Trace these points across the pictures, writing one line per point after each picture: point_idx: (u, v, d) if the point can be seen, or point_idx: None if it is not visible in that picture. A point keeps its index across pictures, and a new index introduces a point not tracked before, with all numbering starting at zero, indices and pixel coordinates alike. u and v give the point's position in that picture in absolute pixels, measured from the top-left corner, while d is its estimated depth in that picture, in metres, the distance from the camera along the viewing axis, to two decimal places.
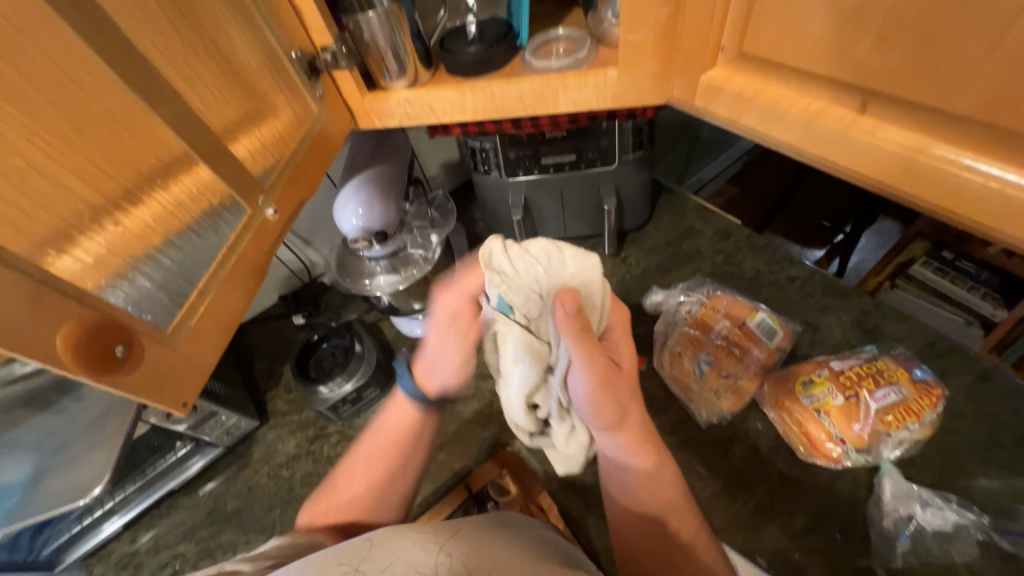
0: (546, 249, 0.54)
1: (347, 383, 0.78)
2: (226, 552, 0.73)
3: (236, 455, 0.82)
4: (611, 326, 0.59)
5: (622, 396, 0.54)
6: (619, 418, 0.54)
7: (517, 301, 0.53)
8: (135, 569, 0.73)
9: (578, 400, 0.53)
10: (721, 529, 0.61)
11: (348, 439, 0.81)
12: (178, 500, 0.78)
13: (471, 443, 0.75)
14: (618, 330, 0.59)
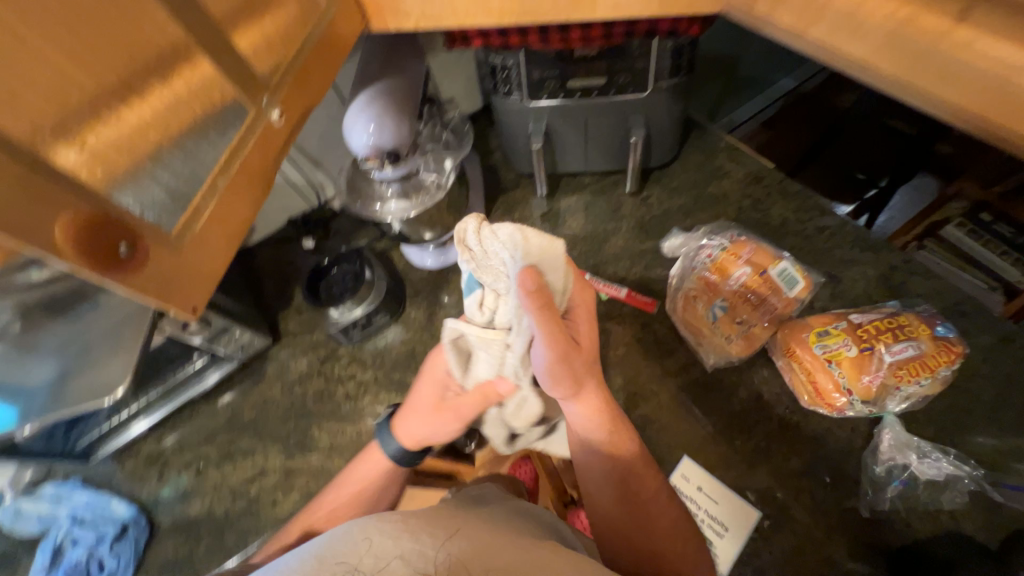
0: (510, 233, 0.46)
1: (358, 308, 0.79)
2: (245, 456, 0.78)
3: (251, 370, 0.85)
4: (574, 304, 0.57)
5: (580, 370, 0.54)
6: (577, 391, 0.54)
7: (484, 279, 0.49)
8: (163, 465, 0.79)
9: (538, 372, 0.53)
10: (715, 466, 0.63)
11: (358, 362, 0.83)
12: (199, 408, 0.83)
13: None
14: (582, 308, 0.57)
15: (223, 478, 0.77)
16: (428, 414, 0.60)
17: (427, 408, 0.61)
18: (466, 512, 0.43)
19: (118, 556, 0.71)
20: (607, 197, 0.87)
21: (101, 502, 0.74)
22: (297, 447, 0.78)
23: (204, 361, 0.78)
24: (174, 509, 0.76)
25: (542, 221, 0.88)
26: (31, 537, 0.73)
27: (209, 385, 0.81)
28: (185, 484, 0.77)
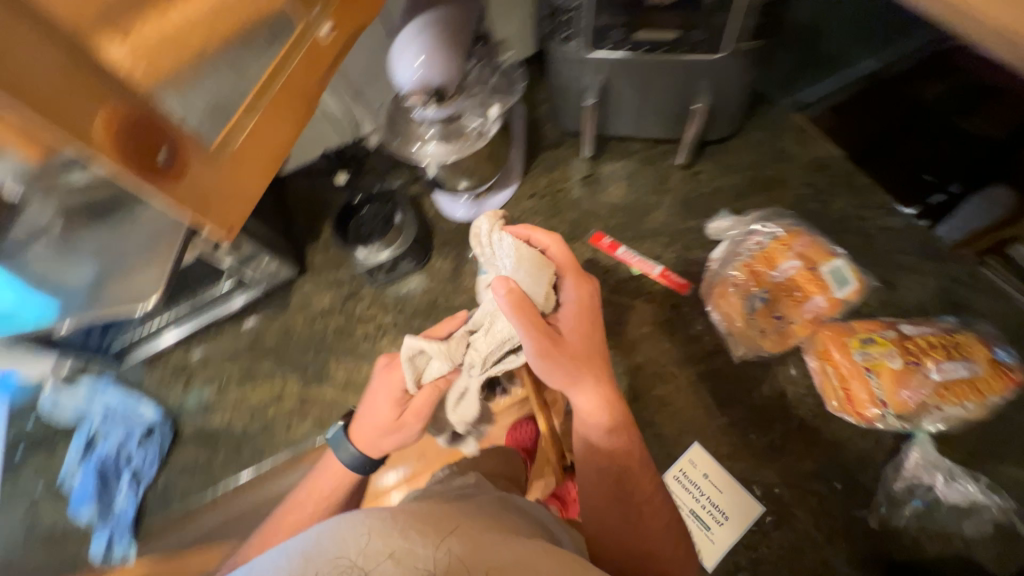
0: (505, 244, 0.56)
1: (385, 253, 0.78)
2: (264, 379, 0.81)
3: (276, 298, 0.86)
4: (564, 299, 0.56)
5: (569, 366, 0.54)
6: (570, 385, 0.54)
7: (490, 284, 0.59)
8: (189, 376, 0.82)
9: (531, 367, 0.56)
10: (725, 456, 0.62)
11: (379, 304, 0.84)
12: (224, 328, 0.85)
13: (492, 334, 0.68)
14: (578, 304, 0.56)
15: (243, 397, 0.80)
16: (385, 430, 0.57)
17: (381, 426, 0.57)
18: (452, 510, 0.42)
19: (145, 454, 0.76)
20: (655, 168, 0.82)
21: (130, 402, 0.79)
22: (314, 378, 0.80)
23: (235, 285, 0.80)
24: (197, 419, 0.80)
25: (581, 184, 0.84)
26: (68, 425, 0.79)
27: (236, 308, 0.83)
28: (208, 397, 0.81)
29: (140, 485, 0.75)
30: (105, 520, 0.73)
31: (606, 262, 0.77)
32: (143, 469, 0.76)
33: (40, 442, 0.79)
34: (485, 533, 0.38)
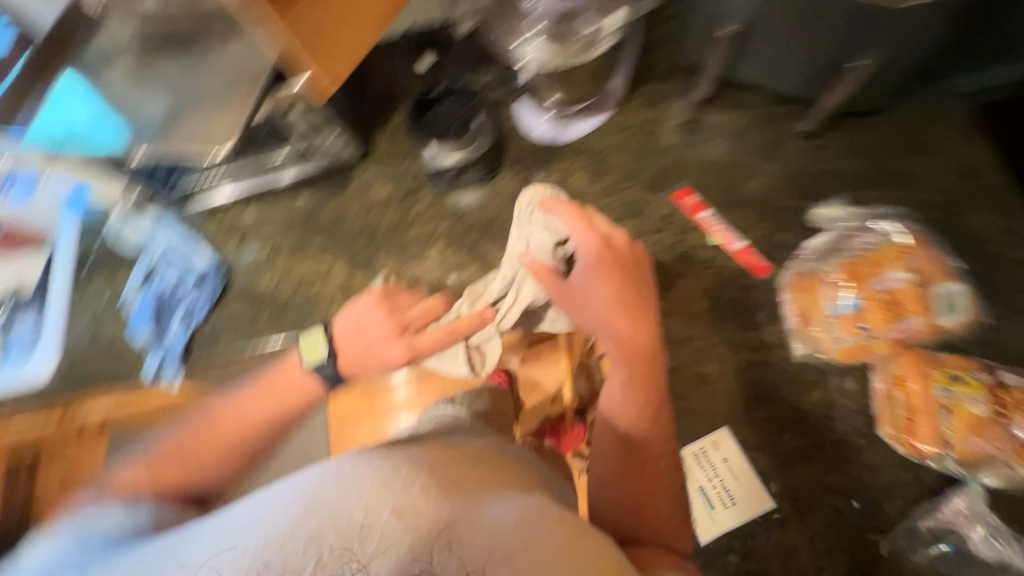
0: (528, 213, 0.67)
1: (451, 155, 0.75)
2: (314, 255, 0.82)
3: (335, 178, 0.84)
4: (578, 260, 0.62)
5: (594, 312, 0.60)
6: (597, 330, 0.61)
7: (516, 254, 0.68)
8: (242, 235, 0.84)
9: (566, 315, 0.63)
10: (751, 447, 0.61)
11: (435, 210, 0.81)
12: (282, 195, 0.85)
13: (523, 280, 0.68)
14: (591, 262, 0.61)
15: (293, 267, 0.82)
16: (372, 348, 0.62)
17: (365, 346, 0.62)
18: (451, 459, 0.45)
19: (196, 295, 0.80)
20: (769, 131, 0.72)
21: (188, 246, 0.83)
22: (360, 266, 0.81)
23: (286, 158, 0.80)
24: (248, 275, 0.82)
25: (680, 130, 0.76)
26: (131, 254, 0.84)
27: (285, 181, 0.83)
28: (260, 258, 0.83)
29: (189, 322, 0.79)
30: (158, 346, 0.79)
31: (684, 222, 0.71)
32: (195, 310, 0.80)
33: (106, 261, 0.85)
34: (480, 489, 0.41)
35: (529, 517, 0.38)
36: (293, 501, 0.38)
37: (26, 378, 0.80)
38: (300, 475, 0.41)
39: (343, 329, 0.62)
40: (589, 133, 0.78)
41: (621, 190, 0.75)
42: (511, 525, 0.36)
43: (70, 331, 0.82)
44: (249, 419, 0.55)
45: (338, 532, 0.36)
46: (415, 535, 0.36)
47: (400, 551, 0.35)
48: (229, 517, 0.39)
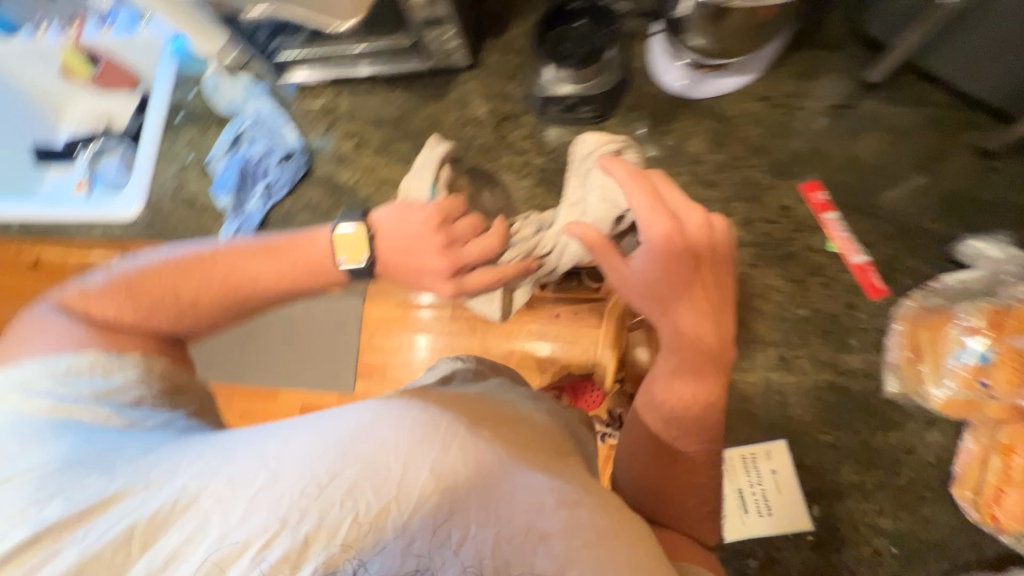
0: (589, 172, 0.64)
1: (568, 86, 0.68)
2: (398, 159, 0.78)
3: (435, 83, 0.79)
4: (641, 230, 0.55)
5: (657, 292, 0.53)
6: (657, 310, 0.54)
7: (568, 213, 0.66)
8: (332, 121, 0.81)
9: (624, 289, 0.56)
10: (808, 469, 0.58)
11: (533, 140, 0.74)
12: (377, 89, 0.81)
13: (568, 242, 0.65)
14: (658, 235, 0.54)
15: (375, 167, 0.78)
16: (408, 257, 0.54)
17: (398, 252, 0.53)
18: (481, 416, 0.45)
19: (278, 171, 0.78)
20: (936, 136, 0.64)
21: (277, 120, 0.81)
22: None
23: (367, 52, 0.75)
24: (327, 164, 0.79)
25: (827, 113, 0.67)
26: (223, 116, 0.85)
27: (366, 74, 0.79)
28: (342, 149, 0.80)
29: (269, 198, 0.78)
30: (237, 215, 0.79)
31: (805, 218, 0.64)
32: (274, 186, 0.78)
33: (198, 119, 0.86)
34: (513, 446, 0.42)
35: (564, 485, 0.39)
36: (330, 438, 0.38)
37: (117, 214, 0.85)
38: (334, 414, 0.41)
39: (382, 224, 0.54)
40: (728, 94, 0.69)
41: (743, 167, 0.67)
42: (551, 493, 0.37)
43: (158, 181, 0.85)
44: (246, 280, 0.51)
45: (378, 477, 0.36)
46: (457, 489, 0.36)
47: (442, 505, 0.36)
48: (260, 435, 0.39)
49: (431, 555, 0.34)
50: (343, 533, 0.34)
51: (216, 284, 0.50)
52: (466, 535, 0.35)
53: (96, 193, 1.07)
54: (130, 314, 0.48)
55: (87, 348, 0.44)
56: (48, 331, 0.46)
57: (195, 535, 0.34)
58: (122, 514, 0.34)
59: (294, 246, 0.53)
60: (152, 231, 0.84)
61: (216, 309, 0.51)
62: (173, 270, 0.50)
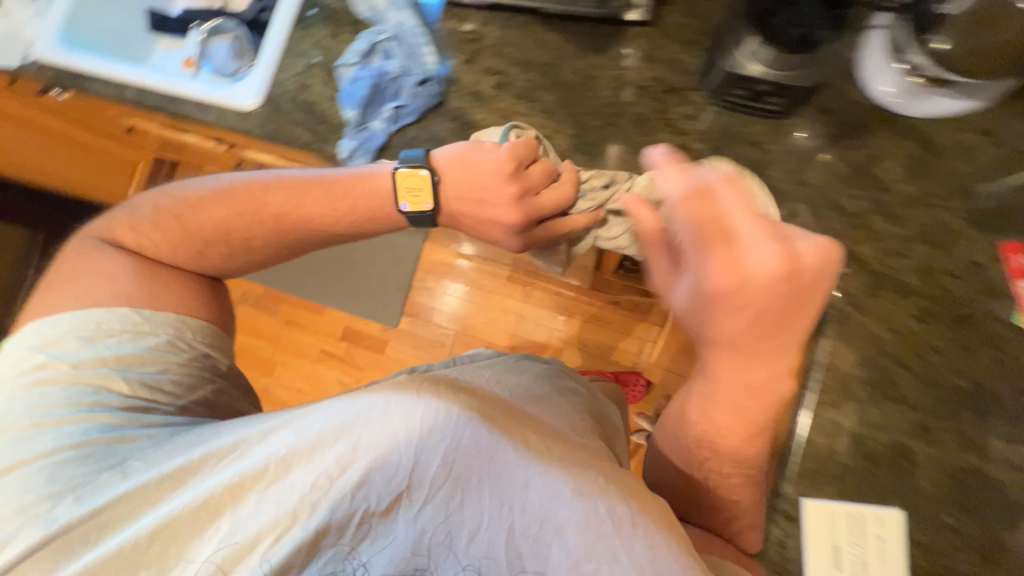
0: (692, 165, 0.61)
1: (758, 62, 0.57)
2: (539, 110, 0.71)
3: (597, 33, 0.71)
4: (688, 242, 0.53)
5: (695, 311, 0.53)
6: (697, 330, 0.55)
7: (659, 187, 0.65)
8: (474, 51, 0.74)
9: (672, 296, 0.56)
10: (918, 547, 0.54)
11: (694, 122, 0.66)
12: (531, 26, 0.73)
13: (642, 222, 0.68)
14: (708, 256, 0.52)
15: (512, 114, 0.72)
16: (478, 198, 0.69)
17: (472, 188, 0.68)
18: (482, 396, 0.56)
19: (408, 95, 0.73)
20: None
21: (418, 39, 0.75)
22: (583, 147, 0.69)
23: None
24: (462, 99, 0.73)
25: None
26: (358, 21, 0.79)
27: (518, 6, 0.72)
28: (480, 86, 0.73)
29: (393, 122, 0.73)
30: (357, 133, 0.75)
31: (994, 282, 0.57)
32: (404, 111, 0.73)
33: (332, 19, 0.81)
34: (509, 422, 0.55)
35: (547, 463, 0.53)
36: (350, 429, 0.51)
37: (234, 101, 0.82)
38: (346, 401, 0.52)
39: (445, 165, 0.69)
40: (934, 119, 0.60)
41: (935, 207, 0.59)
42: (535, 472, 0.53)
43: (280, 78, 0.81)
44: (295, 204, 0.73)
45: (391, 469, 0.51)
46: (458, 472, 0.52)
47: (447, 483, 0.52)
48: (293, 426, 0.53)
49: (448, 514, 0.53)
50: (375, 502, 0.52)
51: (273, 211, 0.73)
52: (469, 500, 0.53)
53: (204, 74, 1.04)
54: (185, 253, 0.73)
55: (144, 331, 0.67)
56: (116, 268, 0.70)
57: (251, 506, 0.51)
58: (191, 494, 0.52)
59: (352, 179, 0.71)
60: (267, 130, 0.81)
61: (257, 228, 0.75)
62: (211, 216, 0.73)
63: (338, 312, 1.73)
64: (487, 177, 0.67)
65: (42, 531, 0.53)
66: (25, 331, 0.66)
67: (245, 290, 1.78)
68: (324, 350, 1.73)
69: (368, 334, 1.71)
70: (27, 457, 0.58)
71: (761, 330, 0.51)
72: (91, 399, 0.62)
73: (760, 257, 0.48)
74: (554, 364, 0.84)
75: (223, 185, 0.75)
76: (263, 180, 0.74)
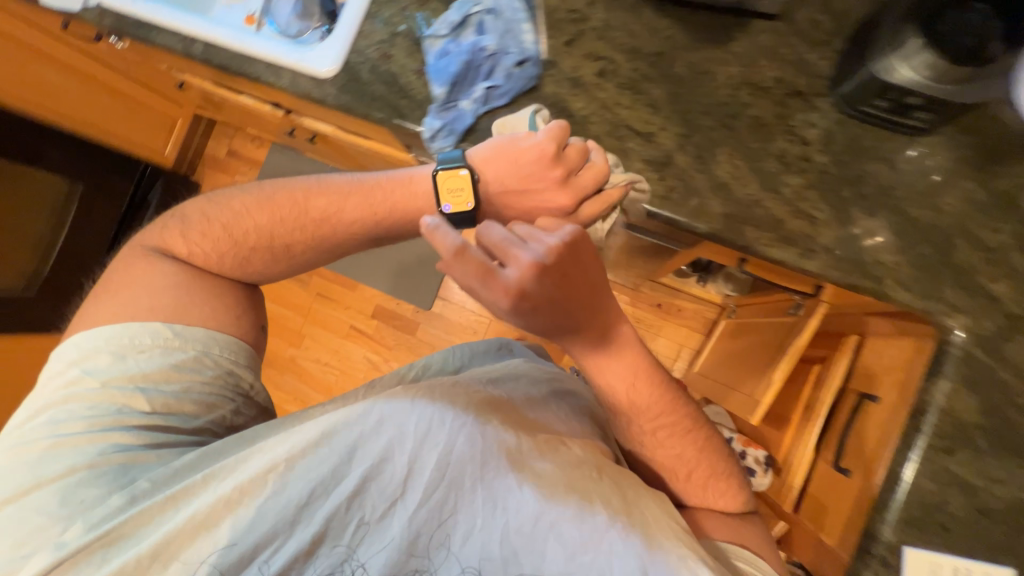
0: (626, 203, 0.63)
1: (915, 63, 0.51)
2: (645, 103, 0.66)
3: (717, 24, 0.65)
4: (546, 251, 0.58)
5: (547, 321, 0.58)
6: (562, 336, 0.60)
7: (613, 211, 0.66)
8: (577, 32, 0.69)
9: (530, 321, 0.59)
10: None
11: (819, 131, 0.61)
12: (642, 10, 0.67)
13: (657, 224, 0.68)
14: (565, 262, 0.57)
15: (614, 105, 0.66)
16: (515, 192, 0.63)
17: (513, 178, 0.63)
18: (472, 403, 0.58)
19: (502, 75, 0.67)
20: None
21: (518, 15, 0.69)
22: (691, 148, 0.63)
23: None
24: (560, 84, 0.68)
25: None
26: None
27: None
28: (581, 71, 0.68)
29: (483, 103, 0.68)
30: (441, 112, 0.69)
31: None
32: (495, 92, 0.68)
33: None
34: (499, 431, 0.57)
35: (535, 465, 0.56)
36: (339, 438, 0.51)
37: (309, 66, 0.76)
38: (345, 408, 0.54)
39: (484, 164, 0.63)
40: None
41: None
42: (528, 471, 0.55)
43: (361, 45, 0.76)
44: (337, 212, 0.66)
45: (388, 473, 0.52)
46: (452, 477, 0.53)
47: (439, 488, 0.52)
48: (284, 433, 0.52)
49: (442, 520, 0.52)
50: (370, 510, 0.51)
51: (314, 216, 0.65)
52: (464, 504, 0.53)
53: (266, 31, 0.99)
54: (232, 259, 0.64)
55: (175, 347, 0.58)
56: (158, 275, 0.61)
57: (245, 512, 0.49)
58: (197, 506, 0.48)
59: (397, 184, 0.66)
60: (342, 99, 0.75)
61: (299, 235, 0.66)
62: (253, 223, 0.65)
63: (371, 290, 1.70)
64: (529, 164, 0.62)
65: (45, 559, 0.46)
66: (57, 346, 0.58)
67: None
68: (354, 327, 1.70)
69: (400, 314, 1.68)
70: (37, 482, 0.50)
71: (569, 290, 0.57)
72: (115, 421, 0.53)
73: (526, 254, 0.55)
74: (540, 371, 0.83)
75: (266, 192, 0.66)
76: (305, 184, 0.67)
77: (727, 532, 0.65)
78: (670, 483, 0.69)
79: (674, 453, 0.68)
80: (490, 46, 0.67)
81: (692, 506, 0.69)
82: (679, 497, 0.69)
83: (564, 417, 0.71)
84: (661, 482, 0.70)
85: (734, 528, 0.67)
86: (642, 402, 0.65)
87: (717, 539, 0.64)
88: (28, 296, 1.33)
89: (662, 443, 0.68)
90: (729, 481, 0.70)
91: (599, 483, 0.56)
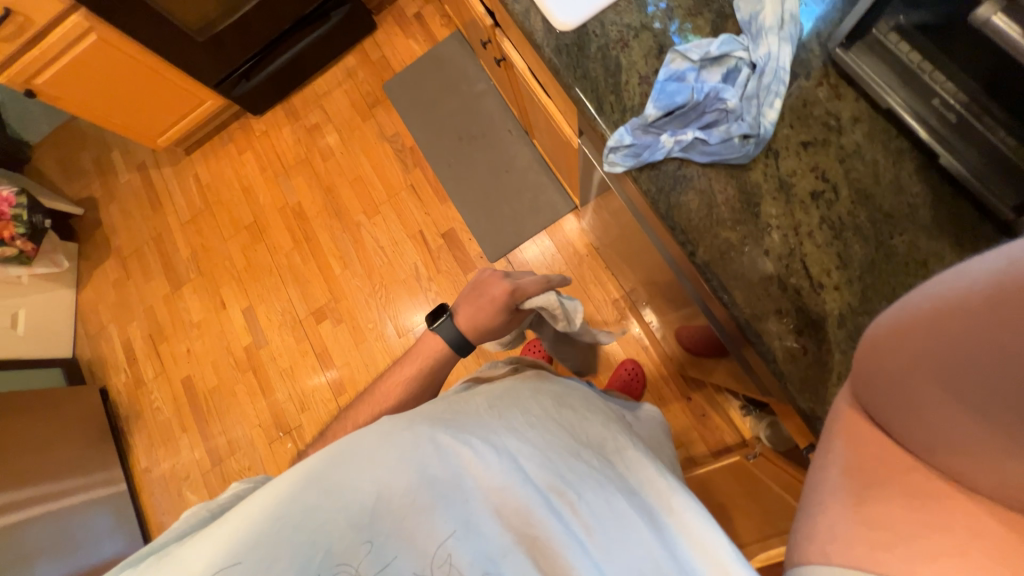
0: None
1: None
2: (837, 252, 0.58)
3: (972, 226, 0.56)
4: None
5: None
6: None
7: None
8: (821, 139, 0.61)
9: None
10: None
11: None
12: (904, 160, 0.59)
13: (746, 280, 0.60)
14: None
15: (805, 234, 0.59)
16: (473, 298, 0.76)
17: (472, 293, 0.77)
18: (441, 423, 0.55)
19: (718, 135, 0.62)
20: None
21: (773, 90, 0.62)
22: (859, 329, 0.56)
23: (954, 104, 0.52)
24: (768, 177, 0.62)
25: None
26: (730, 18, 0.67)
27: (907, 129, 0.58)
28: (796, 179, 0.61)
29: (682, 148, 0.63)
30: (638, 132, 0.65)
31: None
32: (699, 146, 0.63)
33: None
34: (473, 459, 0.52)
35: (529, 499, 0.50)
36: (305, 466, 0.51)
37: (548, 8, 0.72)
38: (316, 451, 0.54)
39: (456, 303, 0.78)
40: None
41: None
42: (521, 506, 0.50)
43: (608, 17, 0.70)
44: (387, 385, 0.73)
45: (350, 503, 0.48)
46: (424, 499, 0.49)
47: (404, 518, 0.48)
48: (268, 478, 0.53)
49: (412, 543, 0.47)
50: (335, 539, 0.47)
51: (376, 397, 0.73)
52: (438, 524, 0.48)
53: None
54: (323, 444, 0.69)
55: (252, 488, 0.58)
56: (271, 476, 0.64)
57: (220, 535, 0.47)
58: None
59: (442, 353, 0.75)
60: (559, 59, 0.71)
61: (366, 411, 0.71)
62: (340, 427, 0.70)
63: (452, 211, 1.64)
64: (486, 277, 0.77)
65: None
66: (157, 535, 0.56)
67: (397, 133, 1.74)
68: (420, 233, 1.65)
69: (463, 247, 1.61)
70: None
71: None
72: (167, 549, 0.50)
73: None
74: (548, 378, 0.72)
75: (352, 411, 0.73)
76: (369, 390, 0.75)
77: (871, 553, 0.36)
78: (911, 433, 0.36)
79: (976, 434, 0.31)
80: (728, 102, 0.63)
81: (875, 473, 0.38)
82: (859, 461, 0.39)
83: (579, 432, 0.61)
84: (875, 404, 0.38)
85: (912, 548, 0.35)
86: (984, 359, 0.29)
87: (835, 563, 0.37)
88: (196, 39, 1.42)
89: (936, 397, 0.32)
90: (1003, 471, 0.32)
91: (581, 503, 0.51)
